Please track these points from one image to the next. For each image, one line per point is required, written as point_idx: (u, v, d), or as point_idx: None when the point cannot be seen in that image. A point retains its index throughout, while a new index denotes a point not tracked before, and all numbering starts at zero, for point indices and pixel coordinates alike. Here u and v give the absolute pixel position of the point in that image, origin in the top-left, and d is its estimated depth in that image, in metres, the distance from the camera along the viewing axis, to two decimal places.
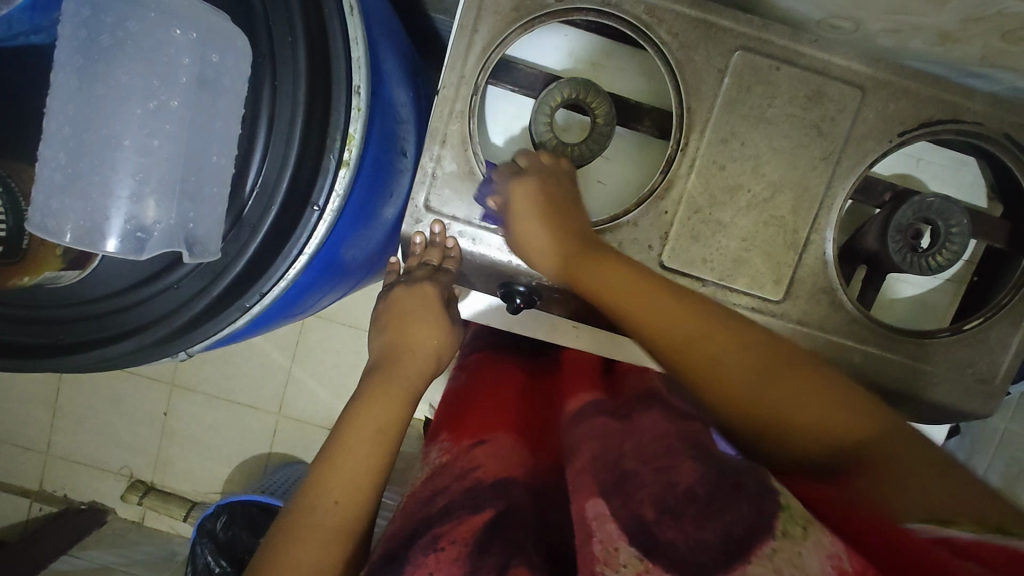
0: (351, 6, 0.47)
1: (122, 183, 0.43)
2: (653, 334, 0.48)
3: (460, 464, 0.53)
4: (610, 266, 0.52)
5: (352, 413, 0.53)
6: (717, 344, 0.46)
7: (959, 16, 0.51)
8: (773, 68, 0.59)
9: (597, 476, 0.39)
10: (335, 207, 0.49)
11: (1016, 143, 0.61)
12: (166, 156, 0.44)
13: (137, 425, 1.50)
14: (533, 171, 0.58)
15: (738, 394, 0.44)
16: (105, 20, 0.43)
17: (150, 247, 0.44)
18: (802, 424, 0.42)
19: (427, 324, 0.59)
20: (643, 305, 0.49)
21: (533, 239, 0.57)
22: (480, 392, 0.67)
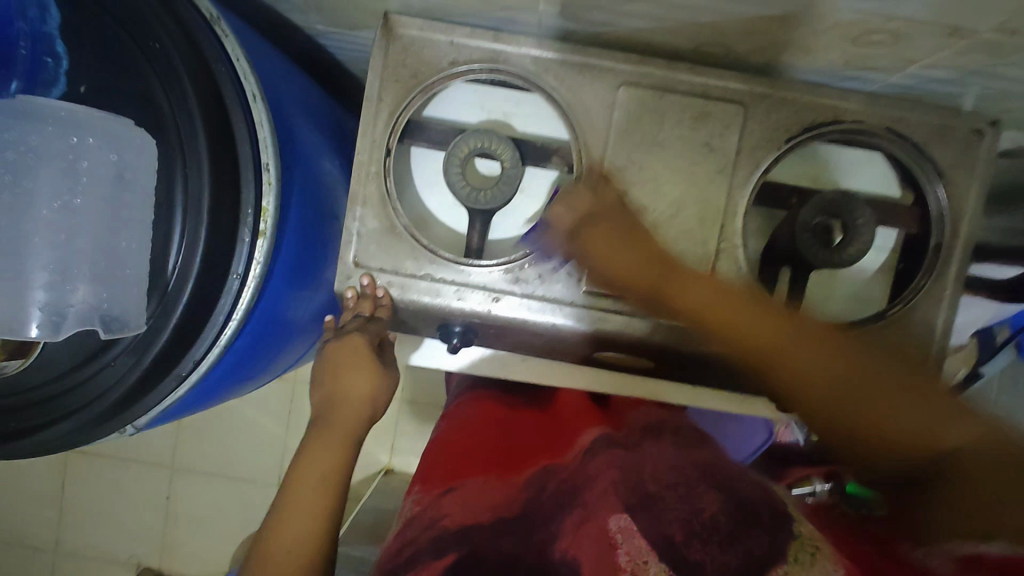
0: (253, 94, 0.55)
1: (37, 276, 0.49)
2: (786, 370, 0.58)
3: (430, 517, 0.54)
4: (750, 314, 0.59)
5: (295, 463, 0.56)
6: (885, 405, 0.54)
7: (806, 29, 0.56)
8: (656, 97, 0.64)
9: (621, 495, 0.47)
10: (256, 272, 0.55)
11: (900, 133, 0.64)
12: (77, 247, 0.49)
13: (141, 512, 1.51)
14: (601, 214, 0.62)
15: (826, 387, 0.57)
16: (9, 137, 0.48)
17: (65, 327, 0.49)
18: (892, 433, 0.53)
19: (359, 371, 0.62)
20: (787, 355, 0.58)
21: (693, 300, 0.62)
22: (457, 443, 0.70)
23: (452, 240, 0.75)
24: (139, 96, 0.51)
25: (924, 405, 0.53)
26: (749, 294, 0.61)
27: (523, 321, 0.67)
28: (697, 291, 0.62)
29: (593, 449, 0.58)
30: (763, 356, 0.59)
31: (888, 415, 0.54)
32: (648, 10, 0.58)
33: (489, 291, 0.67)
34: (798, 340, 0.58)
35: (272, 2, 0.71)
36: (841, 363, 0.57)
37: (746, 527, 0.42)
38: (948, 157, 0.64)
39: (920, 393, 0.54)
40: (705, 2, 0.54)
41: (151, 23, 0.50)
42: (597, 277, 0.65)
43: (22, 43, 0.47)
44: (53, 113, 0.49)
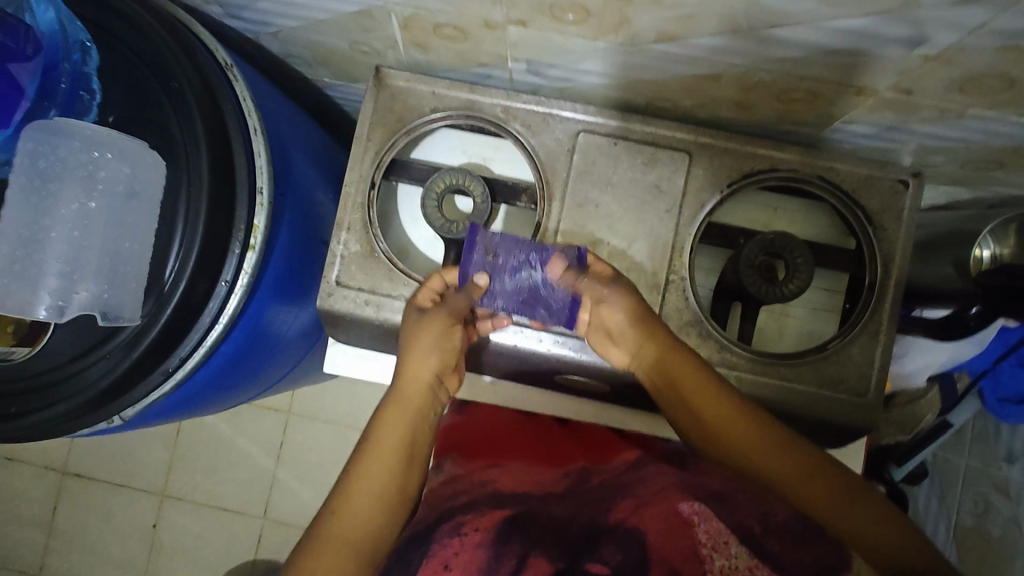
0: (255, 129, 0.64)
1: (51, 266, 0.54)
2: (769, 468, 0.61)
3: (480, 485, 0.66)
4: (729, 410, 0.63)
5: (373, 435, 0.64)
6: (854, 503, 0.59)
7: (737, 86, 0.64)
8: (612, 143, 0.72)
9: (688, 489, 0.57)
10: (243, 281, 0.62)
11: (833, 181, 0.71)
12: (87, 244, 0.55)
13: (127, 539, 1.53)
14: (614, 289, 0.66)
15: (779, 474, 0.61)
16: (43, 150, 0.54)
17: (70, 311, 0.54)
18: (843, 519, 0.58)
19: (427, 354, 0.67)
20: (768, 462, 0.61)
21: (708, 411, 0.64)
22: (489, 430, 0.78)
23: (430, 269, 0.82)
24: (158, 124, 0.60)
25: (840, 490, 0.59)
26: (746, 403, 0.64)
27: (486, 342, 0.73)
28: (700, 390, 0.64)
29: (636, 460, 0.69)
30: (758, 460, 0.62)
31: (848, 508, 0.59)
32: (599, 68, 0.67)
33: None
34: (760, 445, 0.62)
35: (285, 56, 0.82)
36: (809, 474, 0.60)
37: (801, 541, 0.54)
38: (878, 204, 0.70)
39: (859, 499, 0.59)
40: (645, 61, 0.63)
41: (172, 65, 0.60)
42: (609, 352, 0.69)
43: (65, 80, 0.58)
44: (82, 131, 0.55)
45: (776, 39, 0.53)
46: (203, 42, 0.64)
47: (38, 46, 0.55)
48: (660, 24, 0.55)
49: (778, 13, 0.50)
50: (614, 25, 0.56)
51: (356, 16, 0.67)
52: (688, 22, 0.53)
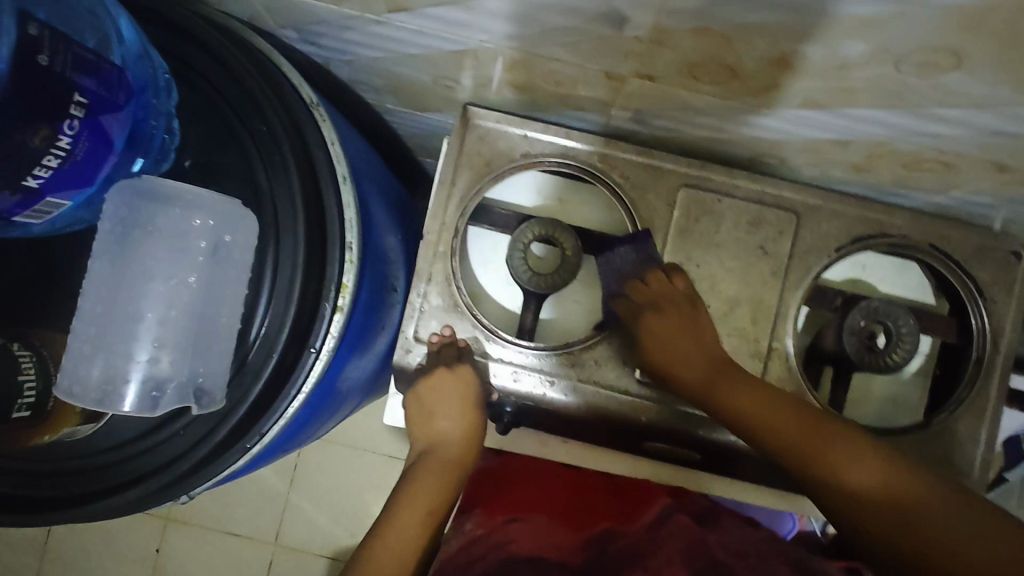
0: (343, 177, 0.57)
1: (142, 348, 0.48)
2: (852, 477, 0.53)
3: (497, 530, 0.74)
4: (780, 407, 0.58)
5: (401, 494, 0.65)
6: (915, 497, 0.51)
7: (863, 152, 0.60)
8: (714, 199, 0.68)
9: (689, 558, 0.66)
10: (330, 346, 0.55)
11: (942, 249, 0.68)
12: (180, 322, 0.49)
13: (126, 565, 1.41)
14: (664, 304, 0.65)
15: (831, 459, 0.54)
16: (136, 216, 0.49)
17: (162, 404, 0.48)
18: (908, 509, 0.50)
19: (452, 414, 0.67)
20: (836, 459, 0.54)
21: (757, 408, 0.58)
22: (516, 489, 0.81)
23: (504, 318, 0.76)
24: (243, 173, 0.54)
25: (910, 479, 0.52)
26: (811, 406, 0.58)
27: (576, 406, 0.68)
28: (748, 395, 0.59)
29: (662, 516, 0.75)
30: (826, 458, 0.54)
31: (917, 506, 0.50)
32: (713, 123, 0.62)
33: (544, 374, 0.68)
34: (823, 444, 0.54)
35: (351, 82, 0.75)
36: (889, 477, 0.52)
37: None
38: (988, 275, 0.68)
39: (952, 501, 0.50)
40: (771, 122, 0.58)
41: (260, 108, 0.53)
42: (654, 365, 0.65)
43: (152, 121, 0.51)
44: (181, 195, 0.49)
45: (938, 117, 0.50)
46: (287, 77, 0.57)
47: (129, 92, 0.45)
48: (813, 92, 0.50)
49: (959, 95, 0.45)
50: (760, 88, 0.52)
51: (453, 54, 0.61)
52: (848, 94, 0.49)
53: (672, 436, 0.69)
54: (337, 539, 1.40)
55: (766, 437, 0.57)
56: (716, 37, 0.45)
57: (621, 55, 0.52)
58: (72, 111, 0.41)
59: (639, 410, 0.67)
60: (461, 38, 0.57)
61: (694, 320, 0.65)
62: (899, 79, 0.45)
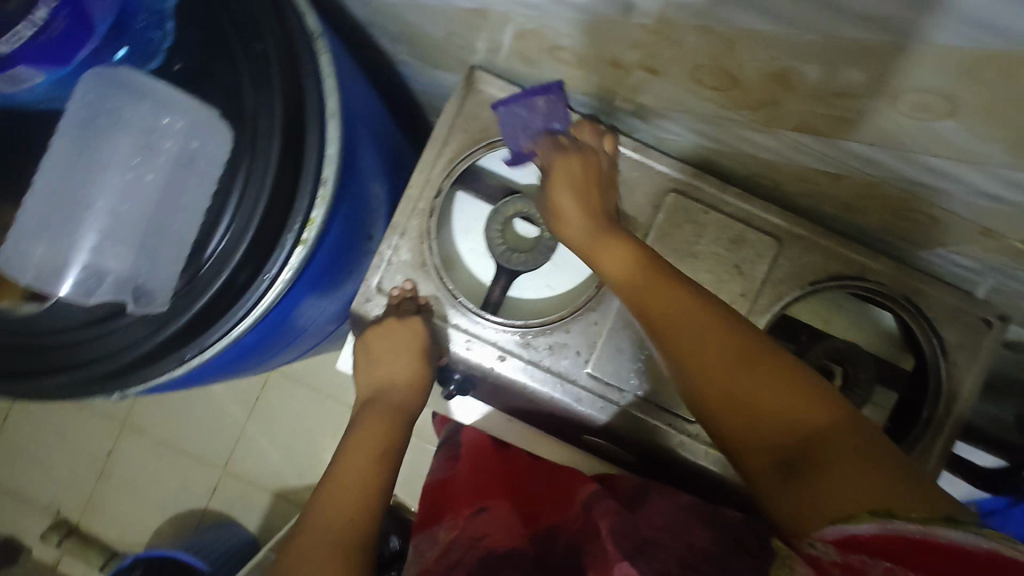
0: (332, 112, 0.57)
1: (87, 236, 0.47)
2: (696, 349, 0.52)
3: (466, 528, 0.62)
4: (680, 298, 0.53)
5: (348, 442, 0.61)
6: (778, 392, 0.49)
7: (855, 191, 0.60)
8: (701, 211, 0.68)
9: (620, 544, 0.51)
10: (286, 277, 0.55)
11: (916, 305, 0.67)
12: (132, 219, 0.48)
13: (76, 460, 1.43)
14: (581, 159, 0.64)
15: (686, 346, 0.52)
16: (105, 104, 0.49)
17: (98, 293, 0.48)
18: (754, 401, 0.50)
19: (399, 359, 0.65)
20: (739, 369, 0.51)
21: (642, 288, 0.56)
22: (469, 474, 0.70)
23: (472, 287, 0.76)
24: (229, 87, 0.54)
25: (784, 382, 0.50)
26: (661, 261, 0.57)
27: (523, 386, 0.68)
28: (621, 254, 0.58)
29: (592, 496, 0.61)
30: (722, 368, 0.51)
31: (773, 389, 0.49)
32: (712, 131, 0.61)
33: (497, 349, 0.68)
34: (708, 320, 0.52)
35: (367, 25, 0.74)
36: (727, 331, 0.52)
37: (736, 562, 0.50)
38: (955, 338, 0.67)
39: (782, 369, 0.50)
40: (769, 141, 0.57)
41: (260, 27, 0.53)
42: (547, 205, 0.64)
43: (142, 14, 0.52)
44: (153, 91, 0.49)
45: (929, 167, 0.49)
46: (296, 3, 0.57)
47: None
48: (810, 117, 0.49)
49: (951, 148, 0.45)
50: (759, 102, 0.51)
51: (467, 13, 0.60)
52: (845, 124, 0.48)
53: (611, 434, 0.69)
54: (283, 476, 1.40)
55: (631, 301, 0.56)
56: (720, 40, 0.45)
57: (628, 43, 0.52)
58: None
59: (581, 402, 0.67)
60: None
61: (597, 209, 0.62)
62: (895, 119, 0.44)
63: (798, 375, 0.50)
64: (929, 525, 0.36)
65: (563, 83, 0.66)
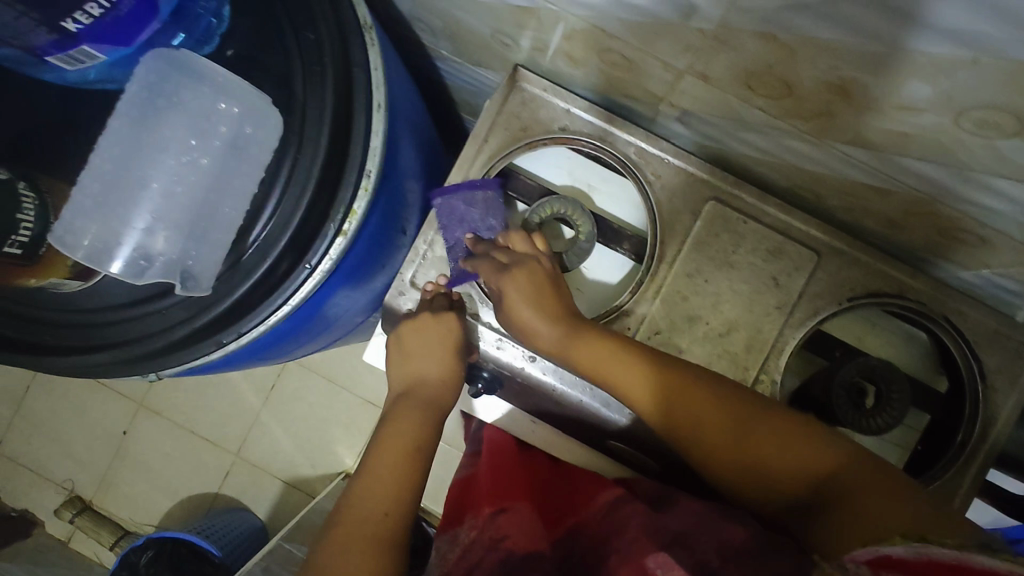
0: (379, 104, 0.57)
1: (141, 217, 0.48)
2: (700, 436, 0.57)
3: (486, 528, 0.62)
4: (643, 377, 0.59)
5: (380, 437, 0.61)
6: (774, 449, 0.55)
7: (901, 208, 0.59)
8: (741, 220, 0.67)
9: (654, 538, 0.52)
10: (325, 266, 0.55)
11: (955, 326, 0.66)
12: (184, 203, 0.49)
13: (93, 439, 1.44)
14: (518, 261, 0.65)
15: (691, 436, 0.58)
16: (165, 87, 0.49)
17: (149, 275, 0.49)
18: (763, 466, 0.55)
19: (432, 354, 0.65)
20: (750, 434, 0.56)
21: (637, 376, 0.59)
22: (494, 478, 0.71)
23: None
24: (280, 76, 0.54)
25: (779, 437, 0.55)
26: (642, 352, 0.60)
27: (551, 388, 0.67)
28: (608, 366, 0.60)
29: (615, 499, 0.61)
30: (728, 445, 0.56)
31: (774, 453, 0.55)
32: (758, 141, 0.61)
33: (527, 349, 0.67)
34: (714, 398, 0.58)
35: (411, 19, 0.74)
36: (715, 398, 0.58)
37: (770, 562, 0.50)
38: (994, 362, 0.66)
39: (769, 427, 0.55)
40: (817, 153, 0.57)
41: (313, 16, 0.53)
42: (508, 325, 0.64)
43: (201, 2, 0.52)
44: (213, 76, 0.49)
45: (987, 186, 0.48)
46: None
47: None
48: (866, 130, 0.49)
49: (1012, 168, 0.44)
50: (813, 113, 0.50)
51: (517, 10, 0.60)
52: (902, 139, 0.47)
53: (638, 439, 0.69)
54: (296, 465, 1.41)
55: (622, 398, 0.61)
56: (782, 47, 0.44)
57: (682, 48, 0.51)
58: None
59: (608, 406, 0.67)
60: None
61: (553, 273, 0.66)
62: (956, 136, 0.43)
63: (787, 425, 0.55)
64: (964, 552, 0.36)
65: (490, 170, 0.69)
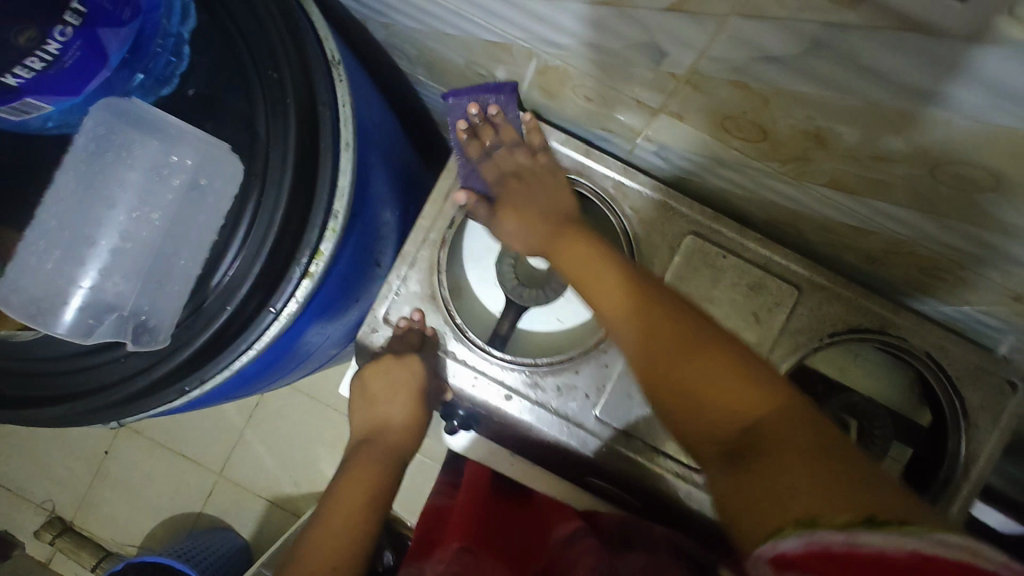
0: (346, 143, 0.55)
1: (87, 275, 0.47)
2: (654, 340, 0.51)
3: (451, 564, 0.55)
4: (617, 277, 0.55)
5: (337, 481, 0.61)
6: (726, 380, 0.47)
7: (882, 246, 0.58)
8: (720, 255, 0.66)
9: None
10: (291, 310, 0.53)
11: (937, 362, 0.65)
12: (134, 258, 0.48)
13: (73, 458, 1.42)
14: (525, 173, 0.66)
15: (642, 331, 0.52)
16: (114, 139, 0.49)
17: (98, 332, 0.48)
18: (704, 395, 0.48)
19: (394, 400, 0.65)
20: (683, 368, 0.48)
21: (599, 295, 0.55)
22: (460, 519, 0.65)
23: (481, 317, 0.74)
24: (243, 118, 0.52)
25: (735, 373, 0.47)
26: (620, 262, 0.56)
27: (528, 426, 0.66)
28: (588, 268, 0.57)
29: (576, 536, 0.60)
30: (680, 350, 0.49)
31: (723, 382, 0.47)
32: (736, 177, 0.59)
33: (504, 388, 0.66)
34: (668, 321, 0.51)
35: (386, 46, 0.73)
36: (678, 314, 0.52)
37: None
38: (977, 398, 0.65)
39: (722, 360, 0.48)
40: (795, 193, 0.56)
41: (276, 55, 0.51)
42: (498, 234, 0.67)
43: (158, 39, 0.50)
44: (165, 126, 0.50)
45: (965, 232, 0.47)
46: (315, 29, 0.55)
47: (135, 10, 0.46)
48: (844, 175, 0.47)
49: (988, 217, 0.43)
50: (789, 156, 0.49)
51: (490, 45, 0.58)
52: (879, 185, 0.46)
53: (615, 478, 0.68)
54: (279, 485, 1.39)
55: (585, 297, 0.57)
56: (754, 95, 0.43)
57: (656, 89, 0.50)
58: (65, 18, 0.42)
59: (587, 445, 0.65)
60: (499, 30, 0.54)
61: (553, 212, 0.63)
62: (933, 187, 0.42)
63: (751, 364, 0.48)
64: (848, 528, 0.34)
65: (518, 83, 0.65)
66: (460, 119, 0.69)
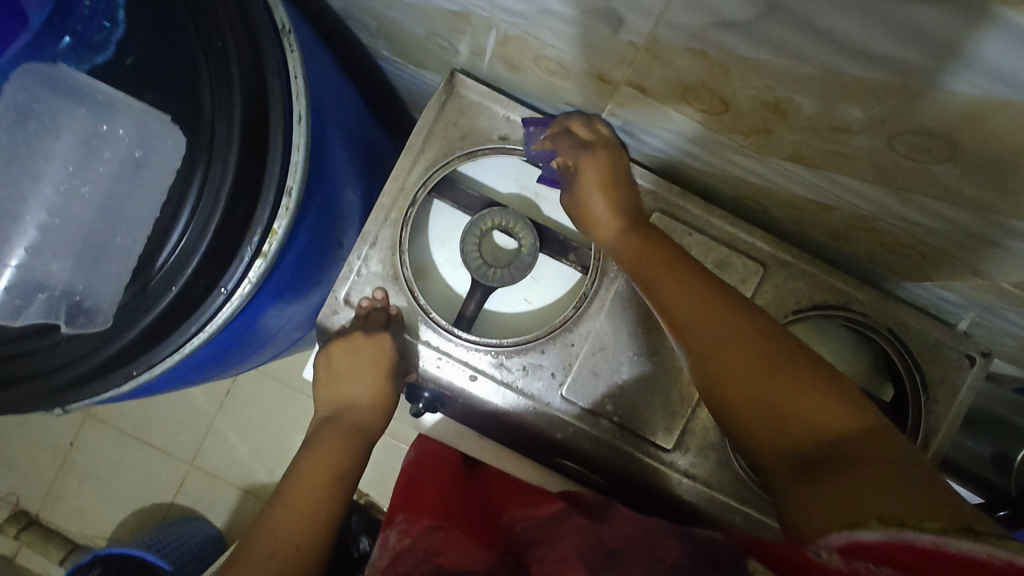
0: (299, 116, 0.52)
1: (14, 254, 0.47)
2: (704, 340, 0.48)
3: (422, 541, 0.57)
4: (676, 279, 0.52)
5: (304, 459, 0.58)
6: (790, 386, 0.44)
7: (843, 222, 0.57)
8: (684, 232, 0.66)
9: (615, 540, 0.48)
10: (244, 291, 0.51)
11: (898, 337, 0.66)
12: (63, 232, 0.48)
13: (36, 450, 1.38)
14: (601, 154, 0.61)
15: (710, 347, 0.48)
16: (36, 108, 0.48)
17: (27, 314, 0.47)
18: (784, 409, 0.43)
19: (362, 378, 0.63)
20: (850, 462, 0.39)
21: (664, 294, 0.52)
22: (436, 492, 0.66)
23: (446, 299, 0.72)
24: (185, 89, 0.50)
25: (810, 387, 0.44)
26: (695, 264, 0.54)
27: (493, 406, 0.65)
28: (660, 267, 0.54)
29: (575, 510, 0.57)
30: (712, 354, 0.48)
31: (799, 396, 0.43)
32: (700, 152, 0.59)
33: (469, 368, 0.65)
34: (716, 324, 0.49)
35: (345, 18, 0.70)
36: (751, 328, 0.48)
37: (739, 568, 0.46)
38: (936, 372, 0.65)
39: (814, 382, 0.44)
40: (759, 167, 0.55)
41: (218, 21, 0.49)
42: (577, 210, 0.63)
43: (87, 2, 0.50)
44: (95, 96, 0.49)
45: (920, 203, 0.46)
46: None
47: None
48: (805, 148, 0.47)
49: (943, 188, 0.42)
50: (750, 129, 0.48)
51: (448, 14, 0.56)
52: (840, 158, 0.45)
53: (583, 457, 0.67)
54: (252, 473, 1.36)
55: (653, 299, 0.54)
56: (713, 65, 0.42)
57: (615, 60, 0.49)
58: None
59: (553, 426, 0.65)
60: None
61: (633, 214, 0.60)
62: (891, 157, 0.42)
63: (830, 375, 0.45)
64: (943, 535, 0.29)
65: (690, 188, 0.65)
66: (541, 145, 0.65)
